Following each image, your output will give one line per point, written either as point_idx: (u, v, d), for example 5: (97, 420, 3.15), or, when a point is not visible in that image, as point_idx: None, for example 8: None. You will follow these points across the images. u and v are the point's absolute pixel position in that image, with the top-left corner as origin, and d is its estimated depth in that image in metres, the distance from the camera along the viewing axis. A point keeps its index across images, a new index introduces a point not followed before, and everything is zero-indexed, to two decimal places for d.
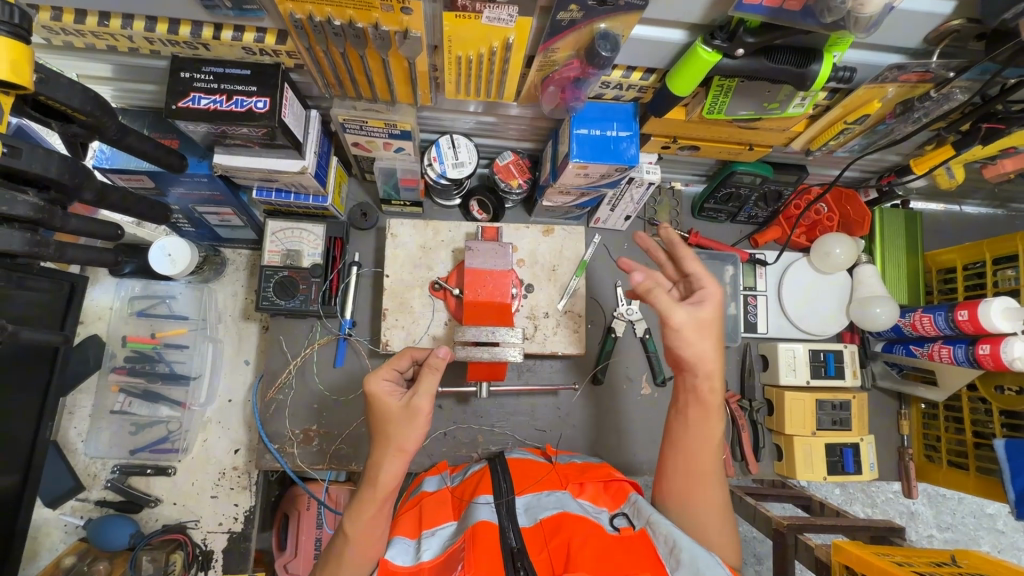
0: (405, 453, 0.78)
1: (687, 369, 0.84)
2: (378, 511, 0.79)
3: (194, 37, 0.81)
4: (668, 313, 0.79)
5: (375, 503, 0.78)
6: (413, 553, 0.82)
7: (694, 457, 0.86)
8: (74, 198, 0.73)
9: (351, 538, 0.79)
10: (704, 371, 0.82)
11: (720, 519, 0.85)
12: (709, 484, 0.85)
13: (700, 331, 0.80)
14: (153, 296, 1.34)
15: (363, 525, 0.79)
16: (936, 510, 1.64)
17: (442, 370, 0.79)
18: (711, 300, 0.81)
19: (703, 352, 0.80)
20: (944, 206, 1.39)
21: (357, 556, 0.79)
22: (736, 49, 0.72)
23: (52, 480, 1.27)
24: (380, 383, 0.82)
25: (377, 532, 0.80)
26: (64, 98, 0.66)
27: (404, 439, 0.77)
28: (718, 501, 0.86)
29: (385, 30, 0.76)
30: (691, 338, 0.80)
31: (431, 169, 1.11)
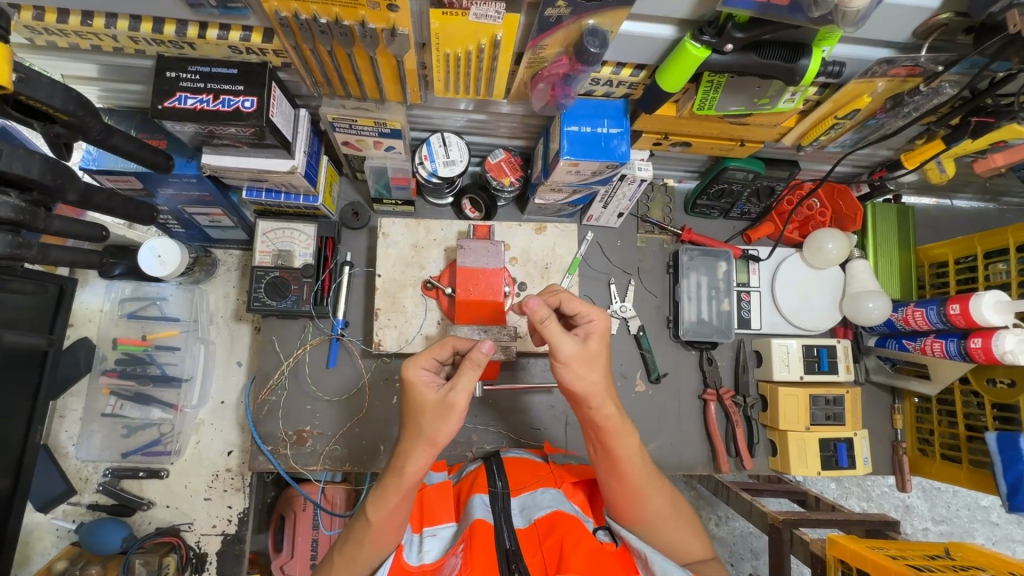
0: (434, 447, 0.76)
1: (582, 403, 0.80)
2: (402, 500, 0.78)
3: (179, 36, 0.80)
4: (556, 346, 0.76)
5: (400, 493, 0.78)
6: (417, 550, 0.84)
7: (622, 479, 0.83)
8: (57, 200, 0.72)
9: (373, 524, 0.79)
10: (600, 399, 0.79)
11: (676, 520, 0.86)
12: (647, 497, 0.83)
13: (588, 360, 0.78)
14: (144, 298, 1.33)
15: (385, 513, 0.79)
16: (930, 503, 1.64)
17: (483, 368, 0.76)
18: (597, 331, 0.81)
19: (595, 382, 0.78)
20: (935, 201, 1.40)
21: (377, 540, 0.80)
22: (724, 45, 0.72)
23: (43, 484, 1.26)
24: (418, 372, 0.79)
25: (399, 519, 0.80)
26: (46, 98, 0.65)
27: (435, 432, 0.75)
28: (666, 507, 0.85)
29: (372, 27, 0.75)
30: (580, 370, 0.77)
31: (422, 168, 1.10)
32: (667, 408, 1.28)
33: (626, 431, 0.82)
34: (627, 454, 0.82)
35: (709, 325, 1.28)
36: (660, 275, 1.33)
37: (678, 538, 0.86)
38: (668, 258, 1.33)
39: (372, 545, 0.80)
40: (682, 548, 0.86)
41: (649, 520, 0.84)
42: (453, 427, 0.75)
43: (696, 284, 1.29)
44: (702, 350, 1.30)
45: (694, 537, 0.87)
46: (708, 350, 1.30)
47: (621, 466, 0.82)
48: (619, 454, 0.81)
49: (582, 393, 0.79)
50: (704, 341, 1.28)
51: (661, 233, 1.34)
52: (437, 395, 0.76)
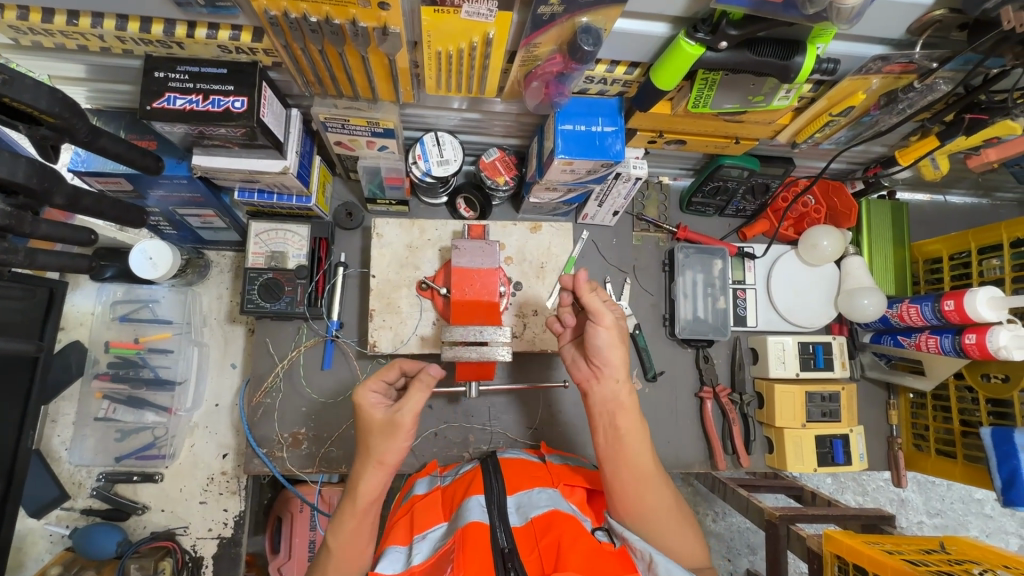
0: (384, 466, 0.80)
1: (610, 377, 0.88)
2: (359, 523, 0.81)
3: (167, 36, 0.79)
4: (600, 312, 0.86)
5: (358, 516, 0.81)
6: (403, 560, 0.82)
7: (633, 466, 0.86)
8: (44, 203, 0.71)
9: (334, 551, 0.81)
10: (624, 376, 0.88)
11: (678, 520, 0.87)
12: (654, 490, 0.86)
13: (620, 336, 0.88)
14: (136, 300, 1.31)
15: (346, 537, 0.81)
16: (925, 496, 1.65)
17: (430, 387, 0.82)
18: (618, 316, 0.93)
19: (626, 356, 0.88)
20: (929, 197, 1.40)
21: (340, 566, 0.81)
22: (719, 42, 0.71)
23: (36, 488, 1.25)
24: (368, 395, 0.84)
25: (361, 544, 0.82)
26: (30, 100, 0.64)
27: (383, 452, 0.80)
28: (670, 503, 0.87)
29: (363, 26, 0.74)
30: (617, 340, 0.87)
31: (416, 167, 1.09)
32: (664, 405, 1.28)
33: (640, 419, 0.89)
34: (640, 441, 0.87)
35: (705, 323, 1.28)
36: (655, 274, 1.33)
37: (680, 540, 0.85)
38: (663, 256, 1.33)
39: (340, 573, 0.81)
40: (685, 552, 0.85)
41: (654, 518, 0.85)
42: (402, 444, 0.80)
43: (692, 281, 1.29)
44: (697, 348, 1.30)
45: (694, 539, 0.87)
46: (704, 348, 1.29)
47: (634, 451, 0.86)
48: (635, 437, 0.87)
49: (613, 364, 0.87)
50: (700, 339, 1.28)
51: (656, 231, 1.34)
52: (385, 415, 0.82)
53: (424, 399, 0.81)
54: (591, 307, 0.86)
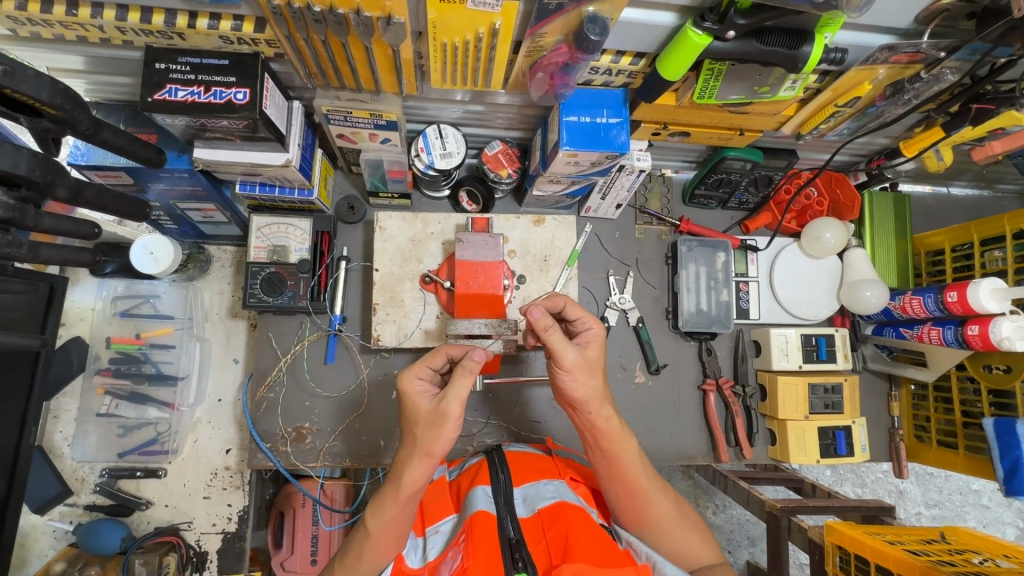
0: (431, 457, 0.75)
1: (581, 408, 0.82)
2: (401, 511, 0.78)
3: (168, 27, 0.78)
4: (560, 353, 0.78)
5: (402, 504, 0.77)
6: (421, 553, 0.85)
7: (625, 483, 0.84)
8: (46, 196, 0.70)
9: (373, 535, 0.78)
10: (597, 405, 0.81)
11: (681, 524, 0.87)
12: (652, 501, 0.85)
13: (589, 369, 0.80)
14: (136, 295, 1.30)
15: (388, 522, 0.78)
16: (924, 488, 1.66)
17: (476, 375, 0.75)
18: (596, 339, 0.85)
19: (594, 388, 0.81)
20: (932, 188, 1.40)
21: (378, 550, 0.79)
22: (726, 32, 0.70)
23: (39, 485, 1.24)
24: (414, 383, 0.79)
25: (400, 528, 0.79)
26: (31, 91, 0.62)
27: (431, 443, 0.75)
28: (670, 511, 0.86)
29: (367, 16, 0.73)
30: (582, 375, 0.80)
31: (418, 160, 1.09)
32: (667, 398, 1.28)
33: (624, 434, 0.84)
34: (629, 458, 0.84)
35: (708, 315, 1.28)
36: (658, 266, 1.32)
37: (684, 540, 0.86)
38: (665, 249, 1.33)
39: (378, 557, 0.80)
40: (690, 552, 0.86)
41: (654, 523, 0.85)
42: (451, 436, 0.75)
43: (695, 274, 1.29)
44: (700, 341, 1.30)
45: (699, 539, 0.87)
46: (707, 340, 1.30)
47: (622, 470, 0.84)
48: (619, 459, 0.83)
49: (581, 400, 0.81)
50: (703, 332, 1.28)
51: (659, 224, 1.33)
52: (432, 403, 0.76)
53: (470, 386, 0.74)
54: (550, 349, 0.78)
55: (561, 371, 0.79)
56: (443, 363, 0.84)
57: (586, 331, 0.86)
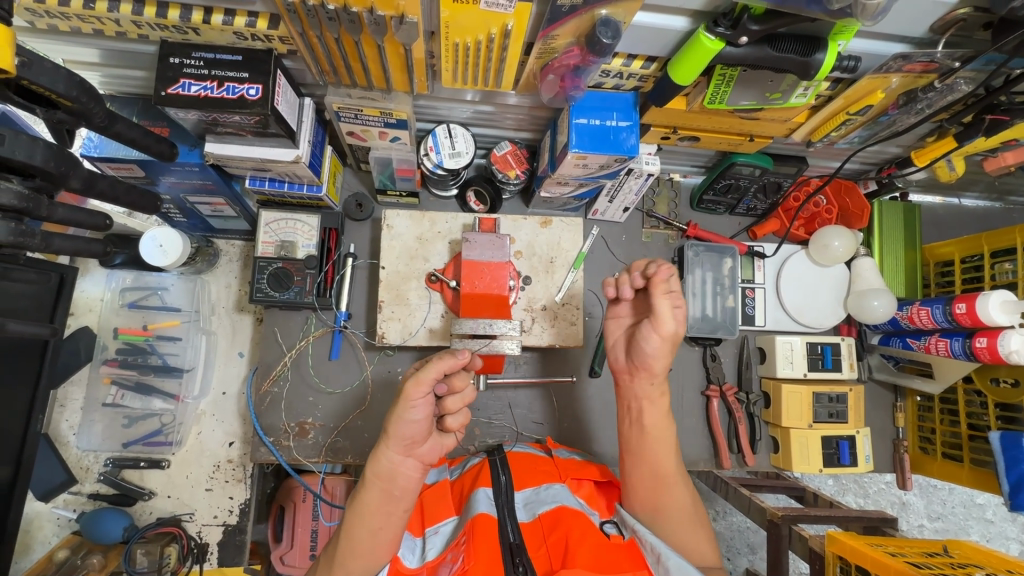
0: (388, 437, 0.76)
1: (642, 376, 0.90)
2: (375, 495, 0.78)
3: (184, 22, 0.79)
4: (664, 317, 0.84)
5: (368, 490, 0.79)
6: (419, 552, 0.85)
7: (654, 462, 0.89)
8: (60, 186, 0.71)
9: (352, 532, 0.78)
10: (659, 380, 0.89)
11: (690, 520, 0.88)
12: (671, 488, 0.88)
13: (673, 344, 0.88)
14: (145, 287, 1.32)
15: (360, 513, 0.78)
16: (927, 500, 1.65)
17: (450, 358, 0.74)
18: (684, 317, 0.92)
19: (668, 363, 0.89)
20: (942, 199, 1.39)
21: (358, 547, 0.78)
22: (739, 38, 0.70)
23: (44, 473, 1.25)
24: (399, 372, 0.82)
25: (372, 523, 0.79)
26: (48, 83, 0.63)
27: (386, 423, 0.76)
28: (685, 502, 0.89)
29: (381, 15, 0.73)
30: (666, 345, 0.87)
31: (427, 159, 1.09)
32: (670, 403, 1.28)
33: (669, 415, 0.91)
34: (662, 443, 0.90)
35: (714, 321, 1.26)
36: None
37: (690, 535, 0.87)
38: (672, 253, 1.33)
39: (354, 556, 0.78)
40: (694, 549, 0.87)
41: (667, 513, 0.87)
42: (406, 417, 0.74)
43: (701, 280, 1.28)
44: (705, 346, 1.29)
45: (705, 538, 0.88)
46: (712, 346, 1.29)
47: (656, 451, 0.89)
48: (659, 439, 0.90)
49: (654, 368, 0.88)
50: (709, 337, 1.27)
51: (666, 228, 1.33)
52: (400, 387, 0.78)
53: (444, 368, 0.73)
54: (654, 312, 0.85)
55: (655, 334, 0.86)
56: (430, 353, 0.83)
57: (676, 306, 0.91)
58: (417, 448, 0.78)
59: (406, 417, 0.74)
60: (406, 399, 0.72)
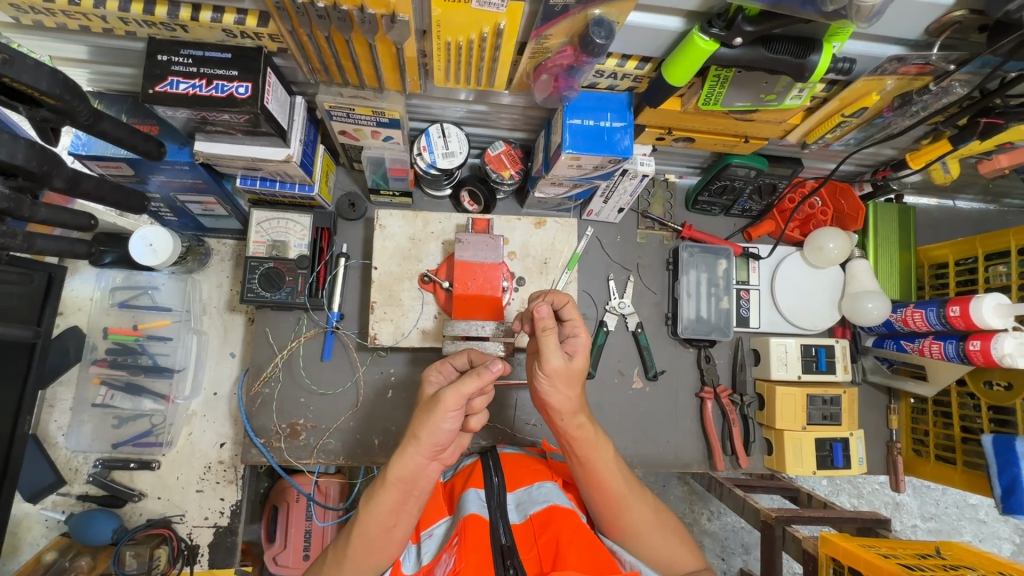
0: (418, 443, 0.73)
1: (555, 415, 0.83)
2: (390, 498, 0.76)
3: (171, 19, 0.77)
4: (546, 356, 0.77)
5: (389, 491, 0.76)
6: (416, 558, 0.84)
7: (601, 488, 0.85)
8: (44, 186, 0.69)
9: (358, 536, 0.77)
10: (571, 414, 0.82)
11: (660, 532, 0.87)
12: (629, 507, 0.85)
13: (568, 380, 0.80)
14: (135, 287, 1.30)
15: (375, 512, 0.76)
16: (920, 500, 1.66)
17: (484, 377, 0.72)
18: (582, 348, 0.82)
19: (569, 398, 0.81)
20: (937, 201, 1.39)
21: (365, 547, 0.78)
22: (733, 39, 0.70)
23: (32, 474, 1.24)
24: (430, 374, 0.81)
25: (387, 522, 0.77)
26: (30, 81, 0.62)
27: (418, 428, 0.73)
28: (649, 516, 0.87)
29: (371, 14, 0.72)
30: (559, 384, 0.79)
31: (420, 159, 1.09)
32: (665, 404, 1.28)
33: (599, 441, 0.85)
34: (604, 465, 0.85)
35: (708, 323, 1.27)
36: (659, 271, 1.32)
37: (665, 548, 0.86)
38: (667, 254, 1.32)
39: (363, 555, 0.78)
40: (670, 560, 0.86)
41: (632, 531, 0.85)
42: (440, 425, 0.72)
43: (696, 281, 1.28)
44: (700, 348, 1.29)
45: (678, 544, 0.87)
46: (706, 348, 1.29)
47: (602, 479, 0.85)
48: (598, 466, 0.85)
49: (556, 407, 0.82)
50: (703, 339, 1.27)
51: (661, 229, 1.33)
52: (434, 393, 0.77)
53: (479, 388, 0.71)
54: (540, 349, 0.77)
55: (544, 377, 0.80)
56: (464, 365, 0.85)
57: (575, 338, 0.82)
58: (443, 454, 0.77)
59: (440, 425, 0.72)
60: (442, 408, 0.71)
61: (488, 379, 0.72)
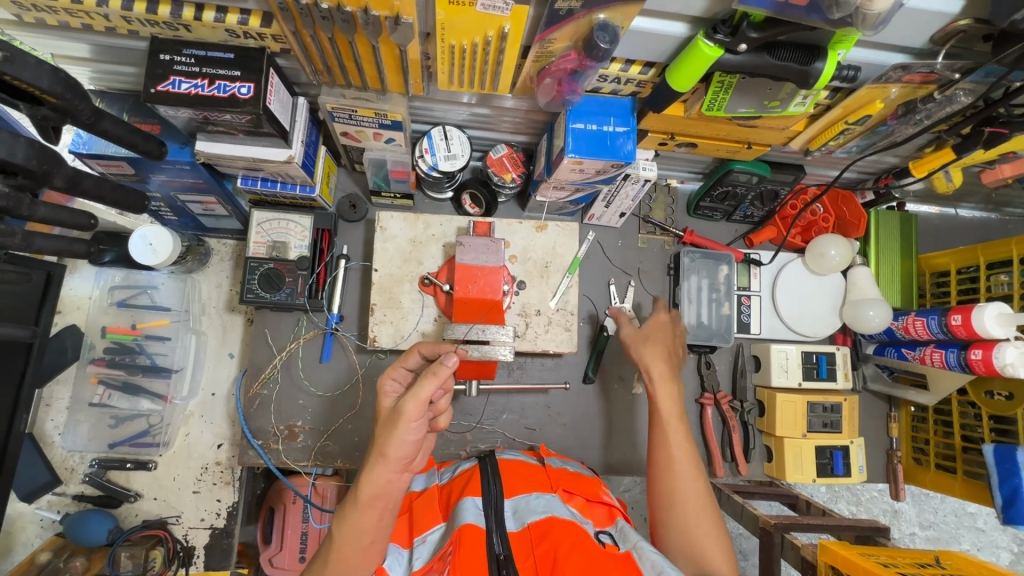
0: (385, 460, 0.72)
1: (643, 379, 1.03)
2: (365, 516, 0.74)
3: (174, 18, 0.77)
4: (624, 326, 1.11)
5: (364, 511, 0.73)
6: (405, 565, 0.81)
7: (666, 455, 0.92)
8: (44, 185, 0.69)
9: (337, 547, 0.74)
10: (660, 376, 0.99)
11: (701, 515, 0.87)
12: (681, 482, 0.89)
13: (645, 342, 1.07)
14: (134, 286, 1.30)
15: (350, 530, 0.74)
16: (918, 509, 1.65)
17: (440, 377, 0.71)
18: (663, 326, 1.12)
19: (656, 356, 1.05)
20: (939, 210, 1.39)
21: (346, 560, 0.74)
22: (738, 45, 0.69)
23: (27, 474, 1.23)
24: (385, 384, 0.83)
25: (365, 538, 0.74)
26: (32, 79, 0.62)
27: (384, 445, 0.72)
28: (695, 496, 0.88)
29: (375, 15, 0.72)
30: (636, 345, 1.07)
31: (422, 161, 1.08)
32: None
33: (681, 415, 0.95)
34: (674, 437, 0.93)
35: (709, 328, 1.26)
36: (660, 276, 1.32)
37: (698, 531, 0.86)
38: (668, 259, 1.32)
39: (345, 567, 0.75)
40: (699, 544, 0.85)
41: (678, 511, 0.87)
42: (405, 438, 0.71)
43: (697, 286, 1.28)
44: (700, 354, 1.29)
45: (711, 533, 0.86)
46: (707, 353, 1.28)
47: (672, 454, 0.91)
48: (672, 442, 0.92)
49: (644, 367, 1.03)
50: (704, 345, 1.27)
51: (662, 234, 1.32)
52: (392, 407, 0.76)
53: (436, 390, 0.71)
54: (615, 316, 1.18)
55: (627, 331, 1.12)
56: (417, 365, 0.85)
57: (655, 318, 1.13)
58: (414, 463, 0.75)
59: (405, 438, 0.71)
60: (406, 420, 0.70)
61: (444, 376, 0.72)
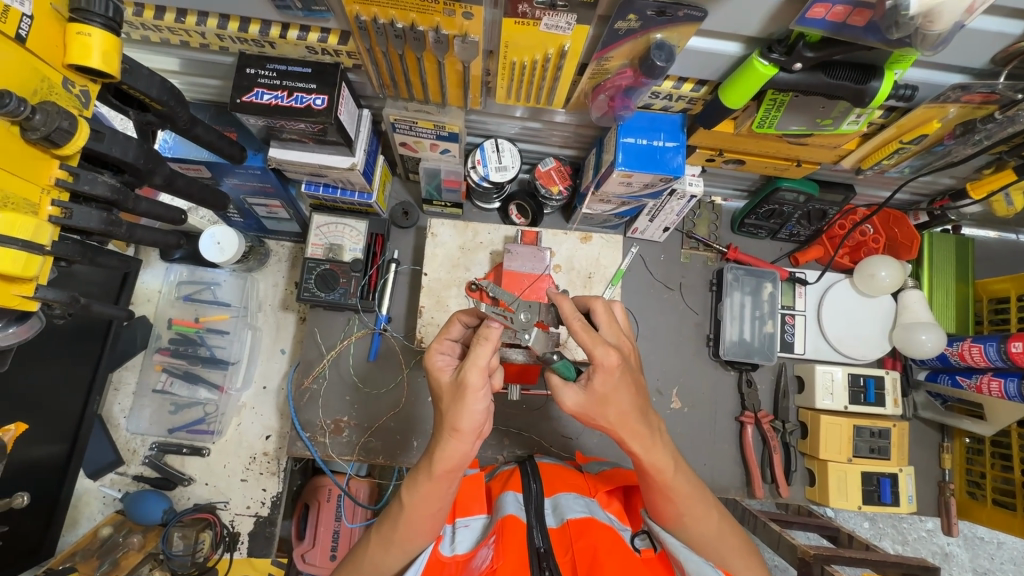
0: (459, 434, 0.71)
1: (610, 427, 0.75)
2: (434, 488, 0.75)
3: (263, 36, 0.85)
4: (561, 393, 0.73)
5: (437, 483, 0.74)
6: (450, 542, 0.84)
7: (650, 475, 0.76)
8: (145, 182, 0.77)
9: (407, 507, 0.76)
10: (601, 408, 0.72)
11: (700, 505, 0.79)
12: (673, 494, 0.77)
13: (600, 397, 0.71)
14: (199, 281, 1.40)
15: (415, 503, 0.76)
16: (972, 554, 1.56)
17: (493, 341, 0.70)
18: (603, 369, 0.69)
19: (627, 404, 0.72)
20: (997, 235, 1.35)
21: (412, 524, 0.77)
22: (793, 64, 0.72)
23: (95, 453, 1.32)
24: (436, 359, 0.80)
25: (435, 504, 0.76)
26: (144, 88, 0.70)
27: (455, 419, 0.71)
28: (686, 488, 0.78)
29: (444, 34, 0.78)
30: (598, 408, 0.72)
31: (474, 171, 1.13)
32: (703, 425, 1.26)
33: (648, 428, 0.74)
34: (654, 457, 0.75)
35: (751, 345, 1.26)
36: (701, 292, 1.32)
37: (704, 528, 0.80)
38: (710, 275, 1.33)
39: (405, 541, 0.78)
40: (712, 543, 0.80)
41: (681, 517, 0.78)
42: (475, 409, 0.70)
43: (739, 303, 1.27)
44: (741, 371, 1.28)
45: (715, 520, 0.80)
46: (748, 371, 1.27)
47: (658, 474, 0.75)
48: (657, 461, 0.75)
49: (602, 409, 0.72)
50: (745, 362, 1.26)
51: (705, 250, 1.33)
52: (452, 378, 0.74)
53: (491, 354, 0.70)
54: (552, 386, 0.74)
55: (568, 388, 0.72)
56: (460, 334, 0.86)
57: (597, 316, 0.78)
58: (484, 432, 0.75)
59: (477, 408, 0.70)
60: (471, 390, 0.70)
61: (495, 338, 0.71)
